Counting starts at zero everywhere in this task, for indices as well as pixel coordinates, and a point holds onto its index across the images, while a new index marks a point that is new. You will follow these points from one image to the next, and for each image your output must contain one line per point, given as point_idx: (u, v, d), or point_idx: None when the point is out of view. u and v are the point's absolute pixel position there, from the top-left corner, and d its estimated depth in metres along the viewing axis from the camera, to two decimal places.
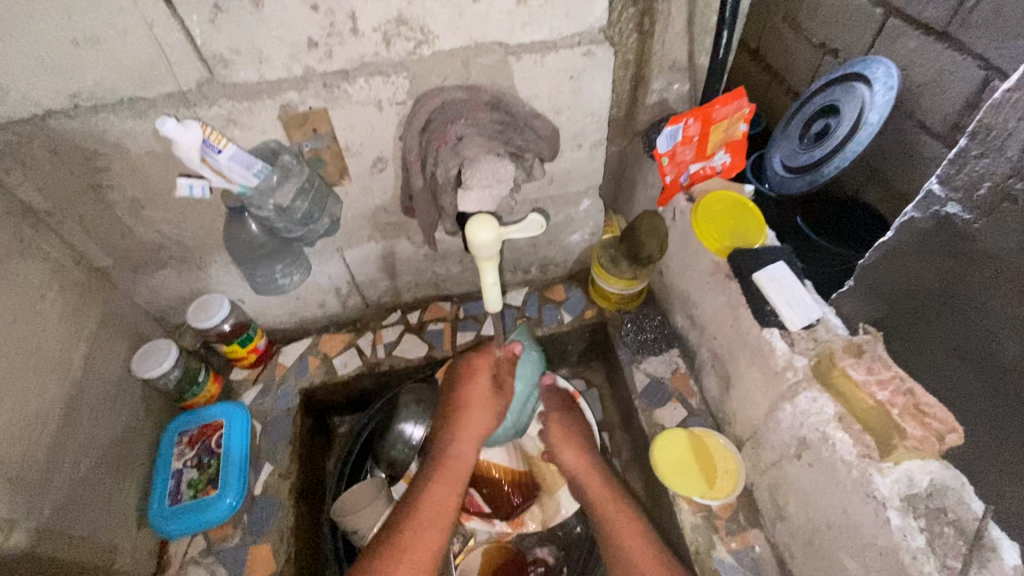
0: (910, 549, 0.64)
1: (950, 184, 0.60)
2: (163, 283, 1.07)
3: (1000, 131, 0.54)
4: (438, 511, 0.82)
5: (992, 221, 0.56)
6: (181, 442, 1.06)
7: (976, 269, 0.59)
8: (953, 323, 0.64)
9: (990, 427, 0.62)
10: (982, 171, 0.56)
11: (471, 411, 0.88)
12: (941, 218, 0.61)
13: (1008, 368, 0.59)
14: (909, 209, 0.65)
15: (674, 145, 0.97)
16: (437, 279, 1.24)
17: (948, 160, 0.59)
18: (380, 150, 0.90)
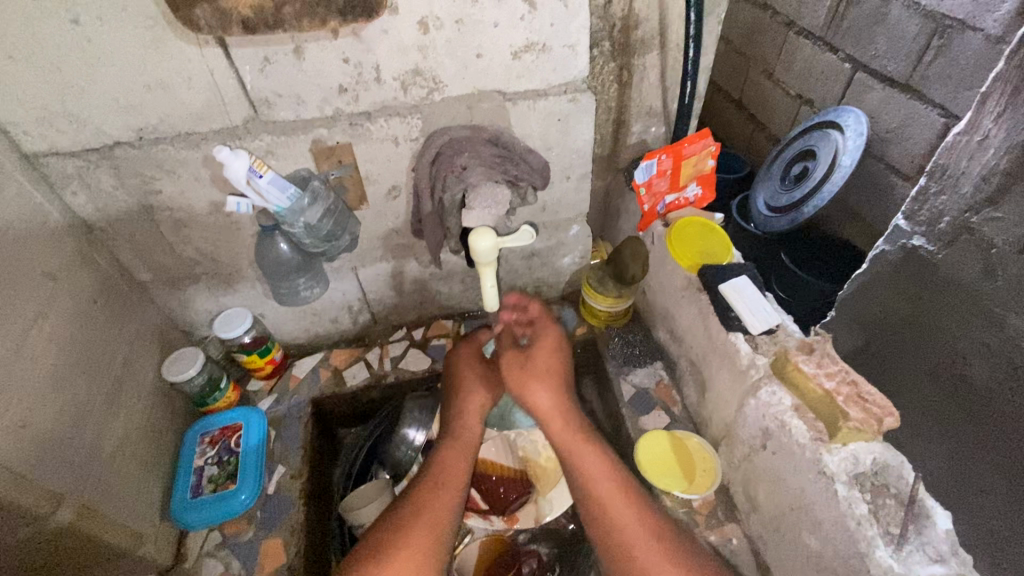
0: (854, 516, 0.73)
1: (915, 221, 0.82)
2: (194, 297, 1.18)
3: (953, 172, 0.74)
4: (448, 479, 0.86)
5: (952, 250, 0.77)
6: (203, 442, 1.16)
7: (942, 298, 0.81)
8: (921, 344, 0.87)
9: (952, 425, 0.85)
10: (941, 208, 0.77)
11: (470, 388, 0.99)
12: (909, 249, 0.84)
13: (972, 382, 0.81)
14: (882, 244, 0.88)
15: (650, 177, 1.12)
16: (442, 298, 1.36)
17: (913, 200, 0.81)
18: (394, 180, 1.04)
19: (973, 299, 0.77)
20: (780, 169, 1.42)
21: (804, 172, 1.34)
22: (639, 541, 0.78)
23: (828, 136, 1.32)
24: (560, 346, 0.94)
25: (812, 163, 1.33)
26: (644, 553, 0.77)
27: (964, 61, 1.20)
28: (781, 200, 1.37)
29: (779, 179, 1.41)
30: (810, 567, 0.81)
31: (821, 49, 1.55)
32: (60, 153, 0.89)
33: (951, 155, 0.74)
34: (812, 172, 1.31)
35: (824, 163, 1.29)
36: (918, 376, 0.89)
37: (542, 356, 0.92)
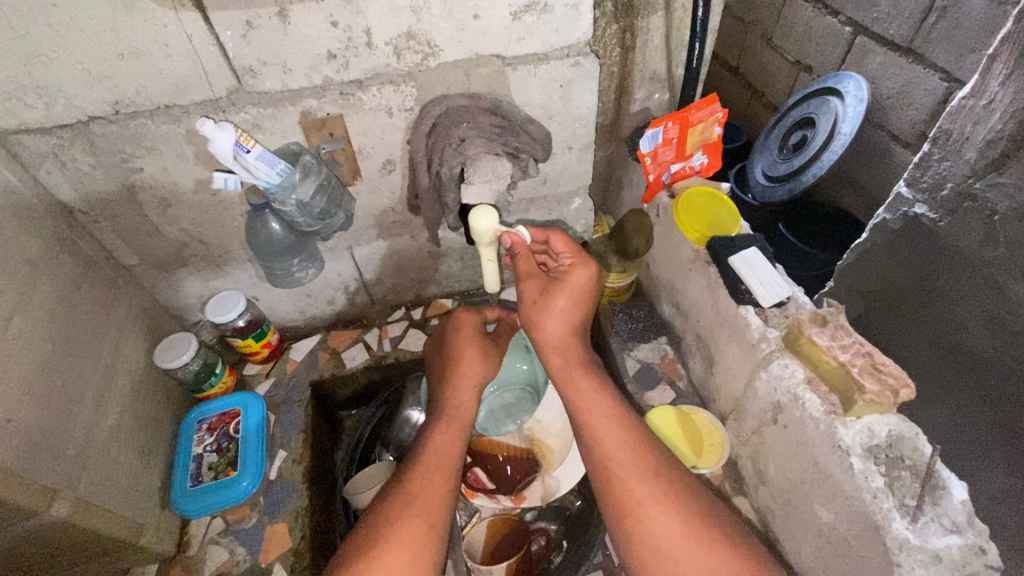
0: (870, 490, 0.72)
1: (916, 187, 0.78)
2: (183, 280, 1.14)
3: (958, 135, 0.70)
4: (443, 450, 0.84)
5: (955, 218, 0.73)
6: (201, 429, 1.13)
7: (949, 268, 0.77)
8: (935, 320, 0.81)
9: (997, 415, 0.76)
10: (945, 173, 0.73)
11: (466, 363, 0.95)
12: (909, 217, 0.80)
13: (978, 357, 0.77)
14: (882, 211, 0.84)
15: (655, 146, 1.08)
16: (440, 276, 1.33)
17: (914, 165, 0.77)
18: (389, 153, 0.99)
19: (975, 270, 0.73)
20: (778, 137, 1.36)
21: (802, 141, 1.29)
22: (642, 501, 0.74)
23: (827, 104, 1.27)
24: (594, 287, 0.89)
25: (810, 131, 1.28)
26: (641, 495, 0.74)
27: (970, 23, 1.14)
28: (780, 169, 1.33)
29: (778, 149, 1.36)
30: (821, 539, 0.81)
31: (821, 12, 1.49)
32: (30, 130, 0.83)
33: (955, 120, 0.69)
34: (811, 141, 1.26)
35: (822, 133, 1.24)
36: (919, 344, 0.85)
37: (559, 298, 0.87)
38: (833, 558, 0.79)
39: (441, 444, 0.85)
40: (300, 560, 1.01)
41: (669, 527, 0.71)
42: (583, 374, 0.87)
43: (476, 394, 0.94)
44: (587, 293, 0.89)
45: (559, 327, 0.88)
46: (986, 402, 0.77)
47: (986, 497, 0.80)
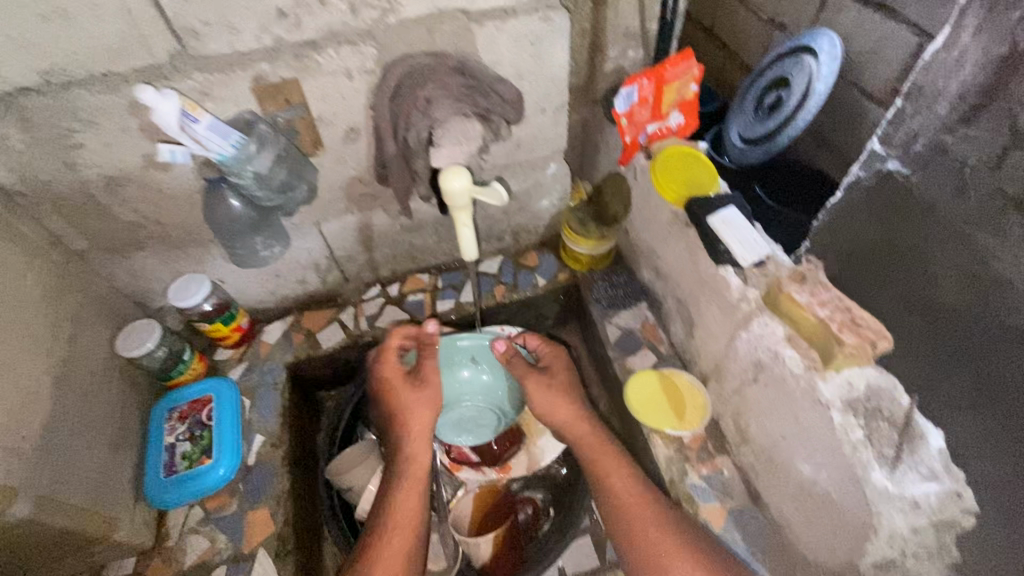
0: (851, 442, 0.74)
1: (891, 143, 0.74)
2: (142, 264, 1.08)
3: (932, 91, 0.67)
4: (408, 510, 0.84)
5: (926, 172, 0.69)
6: (172, 417, 1.08)
7: (916, 223, 0.70)
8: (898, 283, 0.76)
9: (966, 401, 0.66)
10: (917, 129, 0.69)
11: (409, 412, 0.92)
12: (883, 174, 0.75)
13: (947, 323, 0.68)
14: (857, 169, 0.78)
15: (630, 105, 1.05)
16: (415, 250, 1.28)
17: (888, 121, 0.73)
18: (352, 120, 0.94)
19: (937, 225, 0.67)
20: (754, 96, 1.30)
21: (777, 102, 1.23)
22: (660, 544, 0.79)
23: (802, 63, 1.18)
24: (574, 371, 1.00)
25: (784, 92, 1.21)
26: (631, 506, 0.84)
27: None
28: (757, 130, 1.28)
29: (754, 110, 1.30)
30: (802, 492, 0.83)
31: None
32: None
33: (933, 73, 0.67)
34: (785, 103, 1.20)
35: (797, 93, 1.17)
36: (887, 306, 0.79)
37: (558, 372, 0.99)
38: (814, 510, 0.81)
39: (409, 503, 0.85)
40: (285, 544, 0.99)
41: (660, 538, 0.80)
42: (573, 410, 0.94)
43: (428, 444, 0.91)
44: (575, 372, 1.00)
45: (571, 407, 0.95)
46: (979, 378, 0.63)
47: (995, 501, 0.62)
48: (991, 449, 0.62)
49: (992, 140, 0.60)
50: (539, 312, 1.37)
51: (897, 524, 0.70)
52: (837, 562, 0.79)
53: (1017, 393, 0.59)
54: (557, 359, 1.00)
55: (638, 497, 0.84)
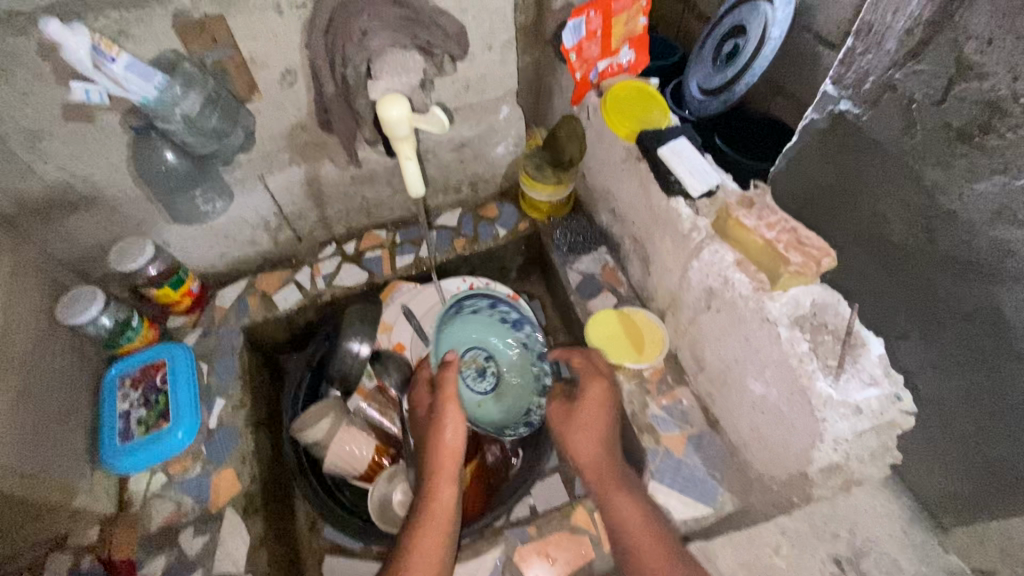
0: (797, 355, 0.75)
1: (842, 84, 0.80)
2: (78, 228, 1.02)
3: (879, 27, 0.73)
4: (445, 516, 0.81)
5: (876, 111, 0.75)
6: (125, 385, 1.05)
7: (869, 160, 0.78)
8: (852, 213, 0.83)
9: (928, 323, 0.78)
10: (867, 67, 0.75)
11: (443, 449, 0.85)
12: (836, 114, 0.81)
13: (899, 247, 0.78)
14: (811, 111, 0.84)
15: (579, 39, 1.02)
16: (369, 205, 1.25)
17: (841, 61, 0.78)
18: (287, 61, 0.90)
19: (901, 162, 0.74)
20: (714, 47, 1.25)
21: (734, 50, 1.18)
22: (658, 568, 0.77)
23: (758, 9, 1.13)
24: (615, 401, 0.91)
25: (741, 40, 1.16)
26: (636, 536, 0.81)
27: None
28: (716, 81, 1.23)
29: (713, 61, 1.25)
30: (754, 411, 0.86)
31: None
32: None
33: (878, 10, 0.72)
34: (741, 51, 1.15)
35: (753, 40, 1.12)
36: (855, 246, 0.85)
37: (587, 408, 0.91)
38: (765, 426, 0.84)
39: (444, 511, 0.81)
40: (253, 501, 0.99)
41: (652, 551, 0.79)
42: (594, 447, 0.89)
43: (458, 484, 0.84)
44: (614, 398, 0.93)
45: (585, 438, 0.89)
46: (925, 308, 0.78)
47: (935, 405, 0.83)
48: (941, 372, 0.80)
49: (938, 74, 0.68)
50: (500, 263, 1.36)
51: (841, 430, 0.72)
52: (787, 473, 0.82)
53: (1017, 319, 0.68)
54: (592, 392, 0.91)
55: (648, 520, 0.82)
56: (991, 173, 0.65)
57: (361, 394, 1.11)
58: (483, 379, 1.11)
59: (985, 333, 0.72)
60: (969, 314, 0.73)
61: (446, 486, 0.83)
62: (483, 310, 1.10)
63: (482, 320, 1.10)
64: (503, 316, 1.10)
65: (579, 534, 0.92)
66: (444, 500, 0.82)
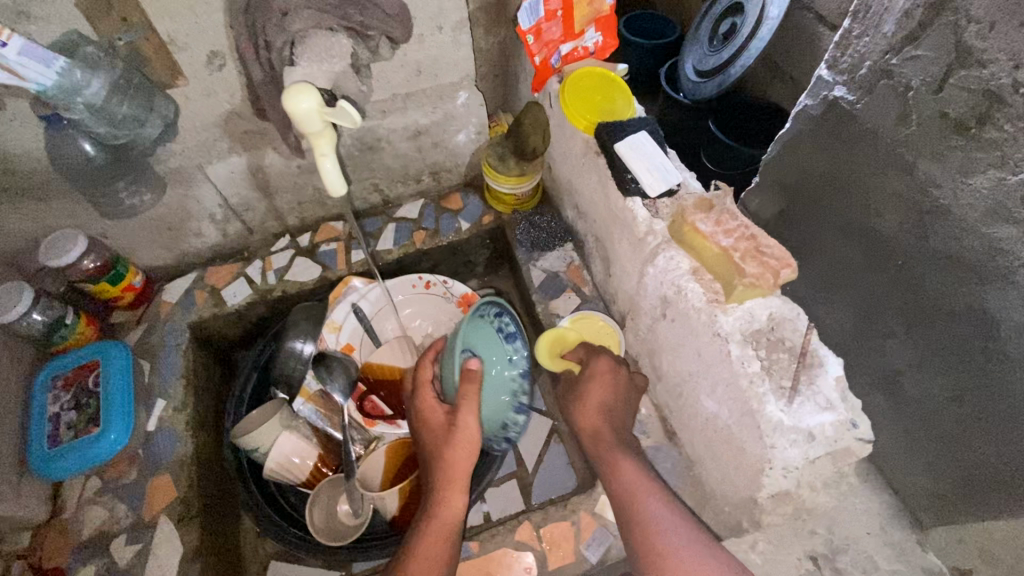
0: (747, 375, 0.69)
1: (836, 69, 0.76)
2: (2, 220, 0.96)
3: (876, 9, 0.68)
4: (447, 523, 0.74)
5: (872, 97, 0.71)
6: (56, 386, 1.00)
7: (863, 145, 0.74)
8: (843, 201, 0.79)
9: (906, 321, 0.74)
10: (864, 51, 0.71)
11: (450, 449, 0.77)
12: (830, 100, 0.77)
13: (886, 237, 0.74)
14: (805, 98, 0.81)
15: (537, 21, 0.93)
16: (323, 196, 1.19)
17: (836, 44, 0.75)
18: (212, 43, 0.82)
19: (889, 150, 0.70)
20: (709, 29, 1.20)
21: (732, 29, 1.12)
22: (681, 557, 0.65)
23: None
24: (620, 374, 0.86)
25: (739, 18, 1.11)
26: (629, 483, 0.73)
27: None
28: (709, 63, 1.17)
29: (707, 42, 1.20)
30: (708, 428, 0.81)
31: None
32: None
33: None
34: (739, 29, 1.09)
35: (752, 18, 1.06)
36: (834, 236, 0.83)
37: (596, 390, 0.83)
38: (717, 444, 0.79)
39: (450, 519, 0.75)
40: (188, 509, 0.95)
41: (645, 496, 0.71)
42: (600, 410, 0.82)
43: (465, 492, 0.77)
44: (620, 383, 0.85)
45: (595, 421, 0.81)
46: (908, 308, 0.73)
47: (913, 404, 0.77)
48: (923, 369, 0.74)
49: (930, 62, 0.63)
50: (464, 258, 1.30)
51: (791, 458, 0.67)
52: (738, 495, 0.78)
53: (982, 320, 0.64)
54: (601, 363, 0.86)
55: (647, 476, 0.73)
56: (987, 167, 0.59)
57: (305, 398, 1.01)
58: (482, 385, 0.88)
59: (964, 336, 0.67)
60: (948, 313, 0.68)
61: (455, 492, 0.76)
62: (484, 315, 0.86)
63: (482, 329, 0.85)
64: (503, 324, 0.92)
65: (523, 550, 0.89)
66: (454, 506, 0.76)
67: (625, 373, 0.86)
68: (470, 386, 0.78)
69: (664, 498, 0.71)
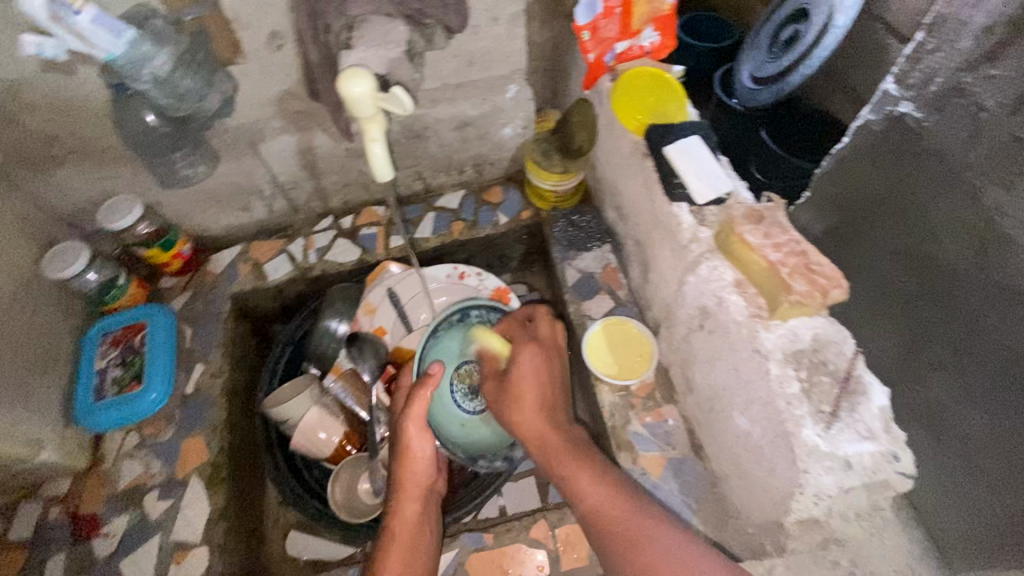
0: (785, 396, 0.67)
1: (905, 83, 0.62)
2: (67, 182, 1.01)
3: (956, 21, 0.56)
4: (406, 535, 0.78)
5: (941, 117, 0.60)
6: (103, 343, 1.04)
7: (924, 167, 0.62)
8: (892, 227, 0.67)
9: (968, 369, 0.61)
10: (935, 67, 0.59)
11: (405, 465, 0.81)
12: (894, 118, 0.65)
13: (945, 267, 0.62)
14: (866, 111, 0.67)
15: (594, 17, 0.93)
16: (366, 179, 1.20)
17: (904, 57, 0.61)
18: (273, 23, 0.84)
19: (953, 173, 0.59)
20: (771, 32, 0.96)
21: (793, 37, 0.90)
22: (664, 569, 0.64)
23: None
24: (551, 364, 0.83)
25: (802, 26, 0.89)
26: (590, 495, 0.72)
27: None
28: (766, 71, 0.95)
29: (768, 47, 0.96)
30: (737, 445, 0.79)
31: None
32: None
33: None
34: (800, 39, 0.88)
35: (814, 28, 0.85)
36: (886, 259, 0.69)
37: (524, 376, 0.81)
38: (746, 463, 0.77)
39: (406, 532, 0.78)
40: (217, 472, 0.98)
41: (605, 500, 0.71)
42: (535, 411, 0.80)
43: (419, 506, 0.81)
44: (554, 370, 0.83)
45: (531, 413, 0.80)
46: (964, 338, 0.61)
47: (960, 443, 0.64)
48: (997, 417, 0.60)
49: (1015, 80, 0.52)
50: (499, 252, 1.30)
51: (825, 485, 0.64)
52: (764, 517, 0.75)
53: None
54: (522, 359, 0.82)
55: (610, 482, 0.73)
56: None
57: (336, 375, 1.07)
58: (473, 399, 0.94)
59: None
60: (1022, 354, 0.56)
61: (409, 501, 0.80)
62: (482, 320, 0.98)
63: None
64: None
65: (537, 549, 0.88)
66: (408, 514, 0.80)
67: (558, 363, 0.84)
68: (417, 396, 0.80)
69: (620, 505, 0.71)
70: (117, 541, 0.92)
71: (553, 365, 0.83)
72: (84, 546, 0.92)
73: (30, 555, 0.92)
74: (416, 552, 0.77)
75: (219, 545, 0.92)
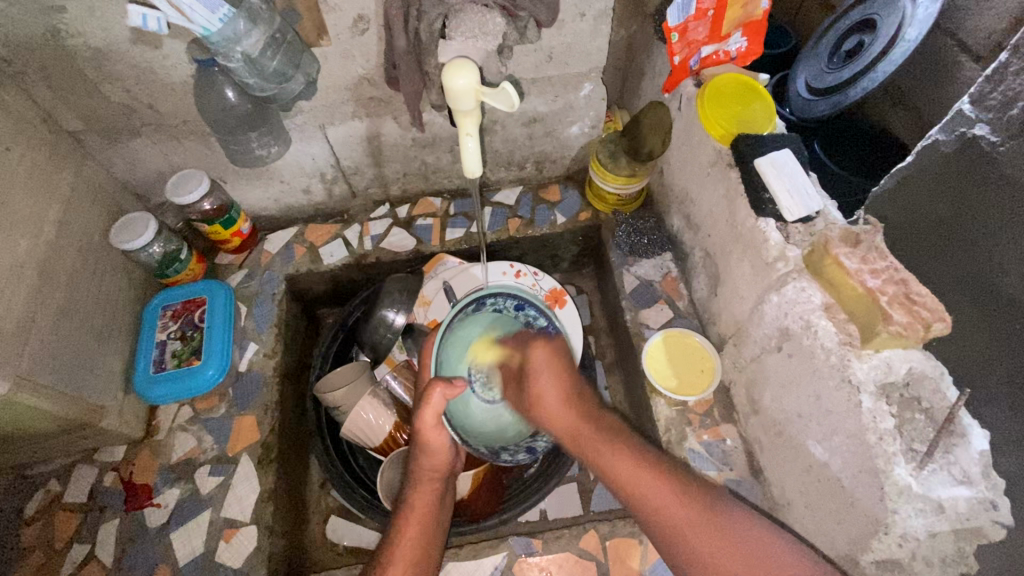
0: (877, 431, 0.64)
1: (983, 104, 0.61)
2: (138, 152, 1.01)
3: None
4: (422, 513, 0.75)
5: (1018, 142, 0.57)
6: (165, 315, 1.06)
7: (994, 193, 0.60)
8: (958, 252, 0.66)
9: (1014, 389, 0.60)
10: (1019, 89, 0.56)
11: (424, 448, 0.76)
12: (966, 140, 0.62)
13: (1008, 297, 0.60)
14: (935, 131, 0.66)
15: (686, 19, 0.88)
16: (427, 170, 1.19)
17: (985, 77, 0.59)
18: (361, 7, 0.84)
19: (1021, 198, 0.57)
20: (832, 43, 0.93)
21: (854, 51, 0.86)
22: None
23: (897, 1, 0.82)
24: (567, 360, 0.76)
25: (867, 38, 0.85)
26: (675, 521, 0.65)
27: None
28: (824, 82, 0.91)
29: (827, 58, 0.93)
30: (809, 476, 0.76)
31: None
32: None
33: None
34: (862, 52, 0.84)
35: (882, 38, 0.81)
36: (948, 280, 0.67)
37: (546, 377, 0.74)
38: (818, 494, 0.74)
39: (422, 511, 0.75)
40: (268, 453, 0.98)
41: (664, 503, 0.66)
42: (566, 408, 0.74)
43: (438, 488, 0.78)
44: (568, 364, 0.76)
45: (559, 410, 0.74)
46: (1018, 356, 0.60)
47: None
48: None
49: None
50: (553, 252, 1.27)
51: (913, 528, 0.61)
52: (835, 552, 0.72)
53: None
54: (535, 355, 0.76)
55: (642, 467, 0.69)
56: None
57: (389, 366, 1.10)
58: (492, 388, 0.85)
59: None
60: None
61: (426, 488, 0.77)
62: (507, 311, 0.87)
63: (505, 323, 0.86)
64: (529, 322, 0.86)
65: (587, 560, 0.87)
66: (427, 493, 0.77)
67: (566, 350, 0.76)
68: (432, 390, 0.72)
69: (704, 524, 0.64)
70: (169, 512, 0.93)
71: (565, 355, 0.76)
72: (136, 514, 0.93)
73: (84, 519, 0.93)
74: (432, 528, 0.75)
75: (268, 527, 0.93)
